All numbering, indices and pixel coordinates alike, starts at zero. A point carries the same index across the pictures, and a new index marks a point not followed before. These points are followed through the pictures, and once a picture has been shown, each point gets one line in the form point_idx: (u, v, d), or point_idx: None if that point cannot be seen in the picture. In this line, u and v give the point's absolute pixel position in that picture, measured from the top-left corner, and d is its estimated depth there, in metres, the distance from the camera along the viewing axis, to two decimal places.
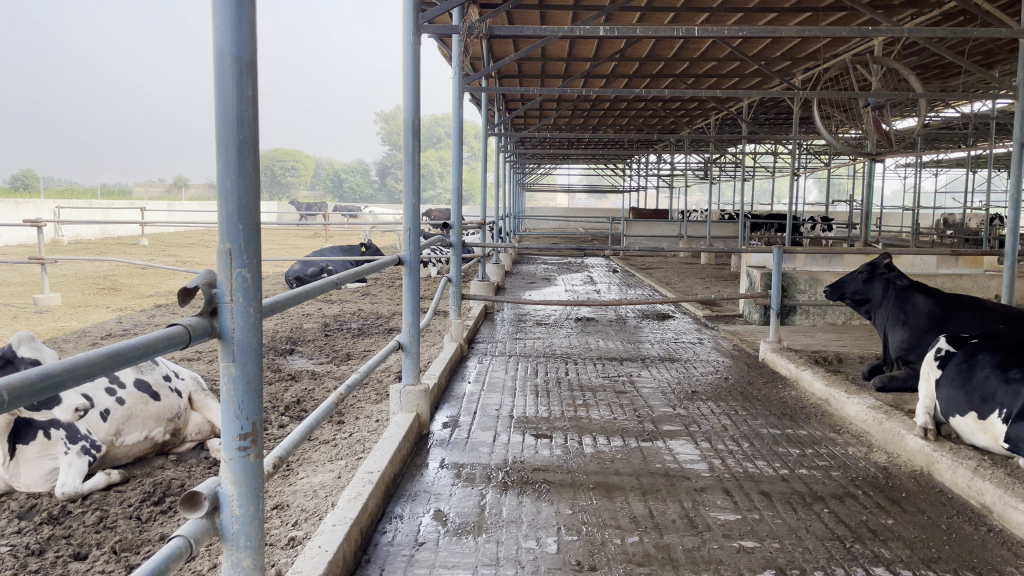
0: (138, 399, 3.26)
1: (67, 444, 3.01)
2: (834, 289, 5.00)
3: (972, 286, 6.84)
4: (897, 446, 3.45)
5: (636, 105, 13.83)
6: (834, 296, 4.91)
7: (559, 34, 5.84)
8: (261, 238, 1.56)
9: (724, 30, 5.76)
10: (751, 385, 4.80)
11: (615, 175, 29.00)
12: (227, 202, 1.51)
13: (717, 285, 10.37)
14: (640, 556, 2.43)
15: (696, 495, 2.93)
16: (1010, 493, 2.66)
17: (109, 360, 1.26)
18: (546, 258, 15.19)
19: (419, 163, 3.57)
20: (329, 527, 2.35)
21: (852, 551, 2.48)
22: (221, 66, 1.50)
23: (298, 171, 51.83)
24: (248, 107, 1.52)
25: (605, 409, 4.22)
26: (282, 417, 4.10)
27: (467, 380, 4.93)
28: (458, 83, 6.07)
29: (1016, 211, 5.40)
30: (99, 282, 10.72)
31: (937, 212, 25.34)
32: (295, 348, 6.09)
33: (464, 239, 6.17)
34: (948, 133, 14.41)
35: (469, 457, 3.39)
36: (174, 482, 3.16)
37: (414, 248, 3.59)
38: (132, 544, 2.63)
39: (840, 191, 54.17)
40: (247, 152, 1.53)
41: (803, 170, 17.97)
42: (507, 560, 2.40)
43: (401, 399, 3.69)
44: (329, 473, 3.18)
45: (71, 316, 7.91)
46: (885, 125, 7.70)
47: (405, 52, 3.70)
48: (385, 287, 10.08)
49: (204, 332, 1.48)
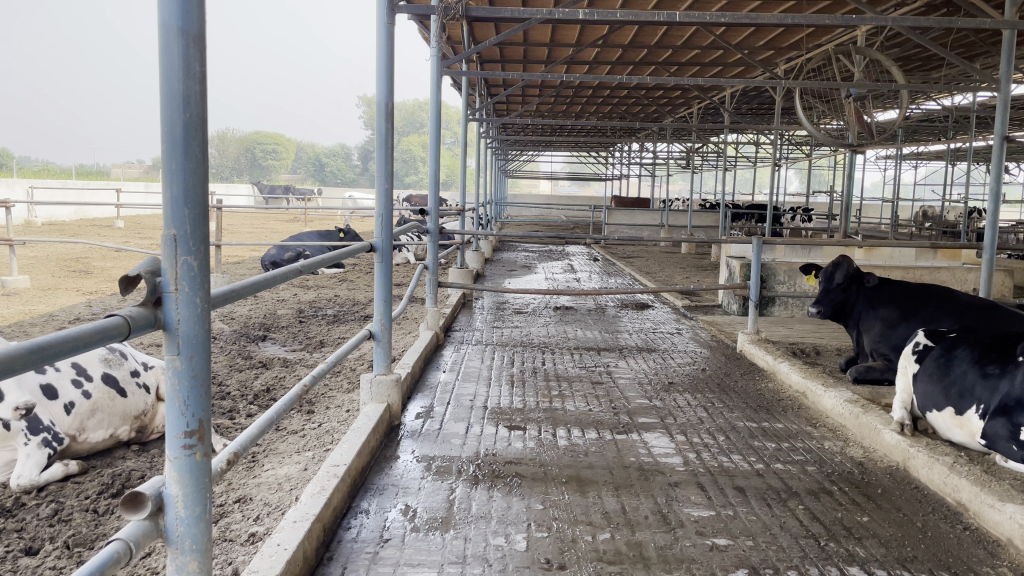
0: (105, 395, 3.15)
1: (28, 435, 2.89)
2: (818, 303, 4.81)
3: (950, 279, 6.86)
4: (873, 441, 3.41)
5: (618, 92, 13.74)
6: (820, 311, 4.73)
7: (538, 15, 5.70)
8: (210, 224, 1.47)
9: (707, 15, 5.64)
10: (728, 376, 4.77)
11: (596, 164, 28.99)
12: (172, 186, 1.41)
13: (697, 275, 10.30)
14: (611, 554, 2.37)
15: (670, 490, 2.88)
16: (987, 491, 2.63)
17: (34, 355, 1.16)
18: (527, 246, 15.12)
19: (393, 147, 3.47)
20: (289, 523, 2.27)
21: (826, 549, 2.43)
22: (166, 39, 1.40)
23: (279, 155, 51.33)
24: (195, 83, 1.43)
25: (580, 400, 4.17)
26: (250, 406, 4.00)
27: (441, 369, 4.86)
28: (436, 66, 5.94)
29: (997, 202, 5.36)
30: (69, 264, 10.49)
31: (916, 205, 25.46)
32: (268, 334, 5.98)
33: (442, 226, 6.05)
34: (929, 124, 14.40)
35: (440, 449, 3.32)
36: (134, 474, 3.06)
37: (386, 233, 3.50)
38: (86, 539, 2.54)
39: (824, 181, 54.95)
40: (194, 132, 1.43)
41: (784, 160, 18.01)
42: (474, 558, 2.33)
43: (371, 388, 3.59)
44: (295, 465, 3.09)
45: (40, 299, 7.75)
46: (867, 117, 7.63)
47: (378, 32, 3.58)
48: (363, 273, 9.96)
49: (145, 323, 1.40)
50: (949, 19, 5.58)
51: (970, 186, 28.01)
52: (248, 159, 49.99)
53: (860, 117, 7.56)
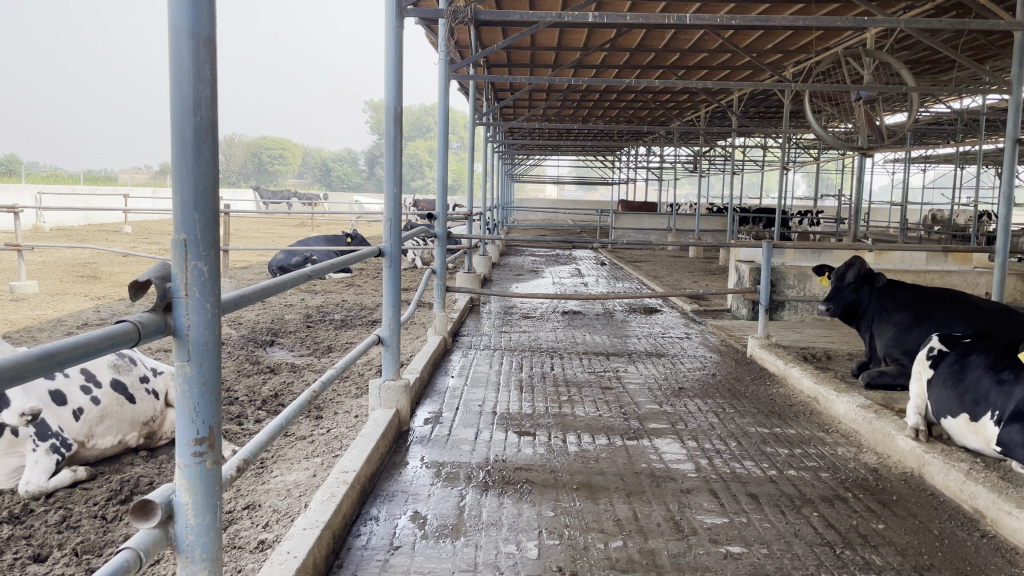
0: (114, 401, 3.13)
1: (36, 441, 2.88)
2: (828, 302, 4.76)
3: (961, 283, 6.80)
4: (887, 447, 3.38)
5: (625, 96, 13.73)
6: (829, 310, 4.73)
7: (547, 19, 5.66)
8: (220, 229, 1.45)
9: (716, 18, 5.59)
10: (738, 381, 4.73)
11: (603, 169, 28.97)
12: (183, 189, 1.40)
13: (705, 280, 10.25)
14: (623, 561, 2.34)
15: (682, 497, 2.85)
16: (1004, 498, 2.59)
17: (44, 362, 1.15)
18: (534, 251, 15.10)
19: (401, 152, 3.45)
20: (299, 531, 2.25)
21: (842, 557, 2.40)
22: (176, 41, 1.39)
23: (286, 160, 51.48)
24: (205, 87, 1.41)
25: (590, 406, 4.14)
26: (259, 411, 3.99)
27: (449, 374, 4.83)
28: (443, 70, 5.92)
29: (1010, 205, 5.30)
30: (77, 269, 10.52)
31: (926, 208, 25.29)
32: (275, 340, 5.97)
33: (450, 230, 6.03)
34: (938, 127, 14.30)
35: (449, 455, 3.30)
36: (142, 480, 3.04)
37: (394, 239, 3.48)
38: (95, 545, 2.52)
39: (832, 185, 54.99)
40: (204, 136, 1.42)
41: (792, 164, 17.94)
42: (485, 566, 2.30)
43: (380, 394, 3.58)
44: (304, 471, 3.07)
45: (48, 304, 7.77)
46: (878, 121, 7.51)
47: (387, 37, 3.57)
48: (370, 278, 9.95)
49: (156, 329, 1.38)
50: (960, 22, 5.49)
51: (980, 190, 27.86)
52: (255, 165, 50.15)
53: (870, 121, 7.45)
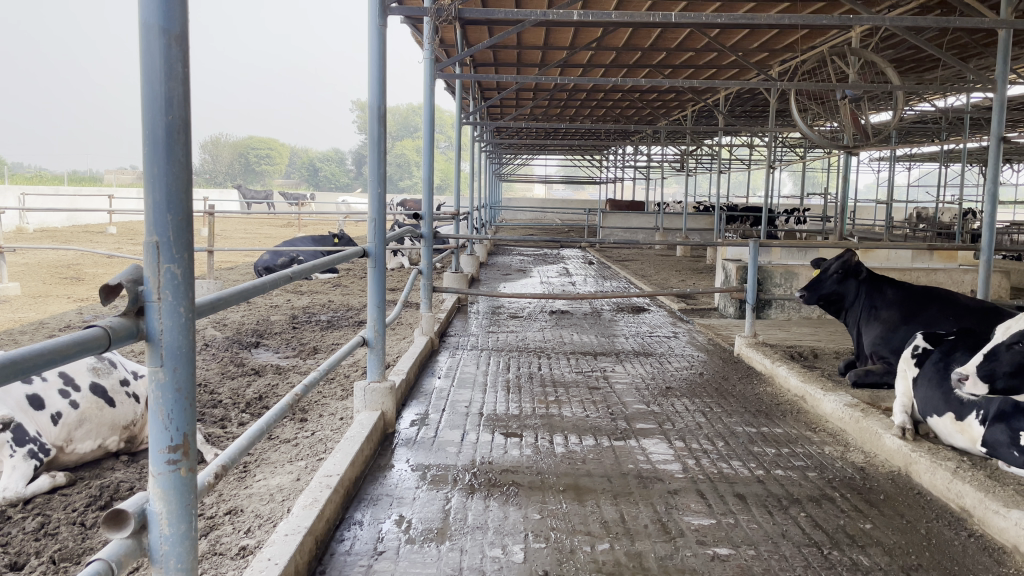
0: (93, 405, 3.09)
1: (13, 447, 2.82)
2: (810, 291, 4.84)
3: (947, 281, 6.82)
4: (874, 446, 3.36)
5: (612, 95, 13.76)
6: (808, 298, 4.78)
7: (532, 17, 5.60)
8: (194, 232, 1.41)
9: (702, 16, 5.57)
10: (726, 380, 4.72)
11: (591, 167, 29.01)
12: (154, 191, 1.36)
13: (693, 278, 10.27)
14: (610, 565, 2.32)
15: (669, 498, 2.83)
16: (991, 497, 2.58)
17: (10, 369, 1.11)
18: (521, 250, 15.18)
19: (385, 151, 3.42)
20: (280, 537, 2.22)
21: (830, 558, 2.38)
22: (147, 39, 1.35)
23: (273, 160, 51.27)
24: (178, 85, 1.37)
25: (577, 406, 4.11)
26: (243, 414, 3.94)
27: (437, 374, 4.79)
28: (429, 68, 5.88)
29: (994, 202, 5.32)
30: (61, 271, 10.41)
31: (912, 205, 25.42)
32: (260, 341, 5.92)
33: (436, 230, 5.99)
34: (922, 126, 14.38)
35: (435, 458, 3.26)
36: (123, 484, 2.99)
37: (380, 239, 3.44)
38: (73, 553, 2.47)
39: (818, 183, 55.37)
40: (177, 136, 1.38)
41: (779, 162, 18.00)
42: (470, 571, 2.28)
43: (365, 396, 3.54)
44: (288, 475, 3.03)
45: (30, 306, 7.67)
46: (863, 119, 7.52)
47: (371, 34, 3.54)
48: (357, 278, 9.90)
49: (127, 334, 1.34)
50: (947, 19, 5.49)
51: (964, 189, 28.17)
52: (242, 164, 49.89)
53: (856, 119, 7.46)
